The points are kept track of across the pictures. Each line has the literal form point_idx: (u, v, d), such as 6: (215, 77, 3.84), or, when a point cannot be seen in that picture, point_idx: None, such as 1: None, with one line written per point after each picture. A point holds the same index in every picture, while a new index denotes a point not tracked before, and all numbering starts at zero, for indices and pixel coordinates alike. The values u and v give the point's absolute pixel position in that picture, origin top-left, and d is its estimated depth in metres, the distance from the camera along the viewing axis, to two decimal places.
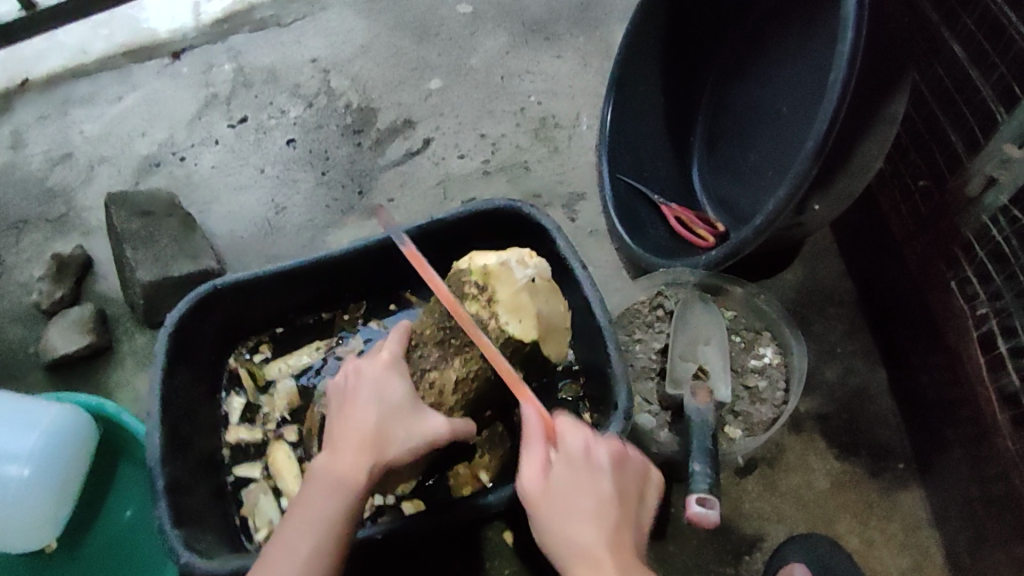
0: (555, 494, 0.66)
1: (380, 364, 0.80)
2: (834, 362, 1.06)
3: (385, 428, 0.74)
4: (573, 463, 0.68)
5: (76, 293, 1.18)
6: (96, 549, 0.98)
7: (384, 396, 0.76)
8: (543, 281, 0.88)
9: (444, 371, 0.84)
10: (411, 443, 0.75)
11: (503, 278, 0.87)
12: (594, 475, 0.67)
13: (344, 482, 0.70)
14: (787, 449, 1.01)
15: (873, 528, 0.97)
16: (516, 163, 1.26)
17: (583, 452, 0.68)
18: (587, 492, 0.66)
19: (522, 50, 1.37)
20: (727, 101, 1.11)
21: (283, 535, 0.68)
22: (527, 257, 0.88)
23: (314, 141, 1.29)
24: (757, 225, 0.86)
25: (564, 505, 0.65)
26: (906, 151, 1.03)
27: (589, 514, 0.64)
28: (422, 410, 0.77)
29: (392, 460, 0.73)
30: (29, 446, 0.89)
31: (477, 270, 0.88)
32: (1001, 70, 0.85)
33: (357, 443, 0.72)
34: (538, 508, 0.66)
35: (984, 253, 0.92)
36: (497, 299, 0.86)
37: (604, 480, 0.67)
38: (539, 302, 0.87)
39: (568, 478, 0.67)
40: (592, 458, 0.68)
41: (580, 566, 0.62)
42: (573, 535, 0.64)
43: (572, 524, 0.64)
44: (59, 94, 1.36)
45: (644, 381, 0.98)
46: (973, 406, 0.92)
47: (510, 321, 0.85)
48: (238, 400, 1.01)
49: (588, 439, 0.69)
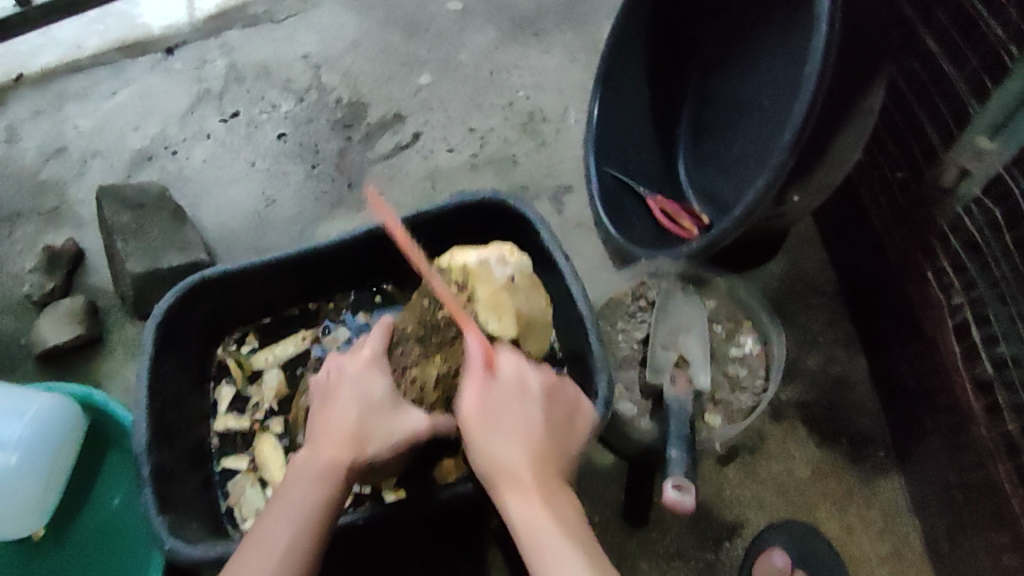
0: (487, 413, 0.67)
1: (362, 361, 0.81)
2: (815, 351, 1.08)
3: (367, 424, 0.75)
4: (506, 389, 0.69)
5: (68, 284, 1.19)
6: (81, 537, 0.99)
7: (365, 393, 0.78)
8: (523, 279, 0.89)
9: (425, 368, 0.86)
10: (392, 439, 0.75)
11: (483, 276, 0.88)
12: (525, 399, 0.68)
13: (325, 477, 0.70)
14: (769, 437, 1.02)
15: (852, 514, 0.98)
16: (504, 156, 1.27)
17: (517, 380, 0.70)
18: (518, 413, 0.67)
19: (511, 45, 1.38)
20: (711, 94, 1.12)
21: (261, 529, 0.68)
22: (507, 255, 0.90)
23: (304, 135, 1.31)
24: (735, 217, 0.87)
25: (493, 423, 0.67)
26: (884, 142, 1.03)
27: (513, 430, 0.66)
28: (403, 408, 0.78)
29: (373, 455, 0.74)
30: (17, 434, 0.90)
31: (457, 268, 0.89)
32: (973, 64, 0.87)
33: (339, 439, 0.73)
34: (470, 426, 0.67)
35: (960, 244, 0.91)
36: (476, 298, 0.87)
37: (534, 404, 0.68)
38: (518, 299, 0.88)
39: (501, 400, 0.68)
40: (524, 386, 0.70)
41: (501, 477, 0.64)
42: (501, 448, 0.65)
43: (496, 439, 0.65)
44: (54, 89, 1.37)
45: (627, 369, 1.00)
46: (950, 395, 0.93)
47: (489, 319, 0.86)
48: (227, 389, 1.02)
49: (521, 369, 0.71)
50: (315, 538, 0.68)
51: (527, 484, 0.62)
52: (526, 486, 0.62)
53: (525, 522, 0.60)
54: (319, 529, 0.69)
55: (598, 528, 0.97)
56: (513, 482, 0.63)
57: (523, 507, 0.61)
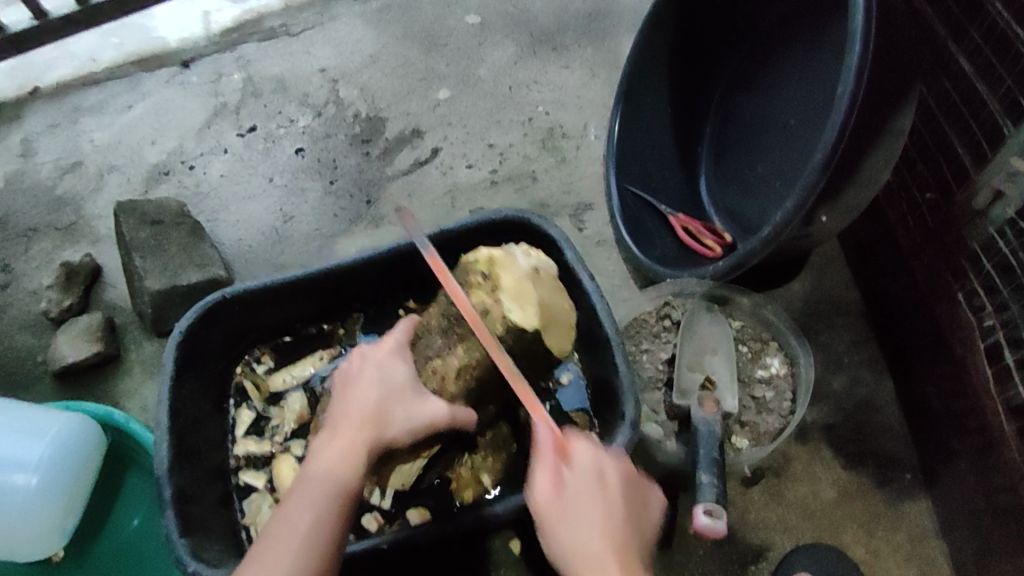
0: (568, 508, 0.65)
1: (384, 349, 0.81)
2: (841, 371, 1.07)
3: (386, 406, 0.75)
4: (585, 478, 0.67)
5: (84, 301, 1.18)
6: (102, 557, 0.99)
7: (387, 377, 0.78)
8: (546, 274, 0.89)
9: (447, 358, 0.84)
10: (411, 422, 0.75)
11: (507, 265, 0.87)
12: (605, 490, 0.66)
13: (344, 457, 0.71)
14: (794, 459, 1.01)
15: (878, 538, 0.97)
16: (523, 173, 1.27)
17: (594, 468, 0.67)
18: (601, 506, 0.65)
19: (530, 61, 1.37)
20: (735, 111, 1.12)
21: (285, 511, 0.68)
22: (532, 251, 0.90)
23: (322, 150, 1.30)
24: (763, 237, 0.86)
25: (575, 517, 0.65)
26: (913, 163, 1.03)
27: (595, 523, 0.64)
28: (423, 393, 0.78)
29: (392, 438, 0.74)
30: (37, 455, 0.89)
31: (481, 259, 0.88)
32: (1008, 84, 0.86)
33: (358, 421, 0.73)
34: (549, 520, 0.66)
35: (991, 265, 0.91)
36: (500, 286, 0.86)
37: (615, 494, 0.67)
38: (541, 289, 0.87)
39: (581, 493, 0.66)
40: (603, 476, 0.67)
41: None
42: (586, 547, 0.63)
43: (581, 537, 0.64)
44: (70, 102, 1.37)
45: (652, 391, 0.99)
46: (980, 417, 0.92)
47: (511, 307, 0.84)
48: (247, 413, 1.01)
49: (598, 457, 0.69)
50: (339, 515, 0.68)
51: None
52: None
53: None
54: (337, 516, 0.68)
55: None
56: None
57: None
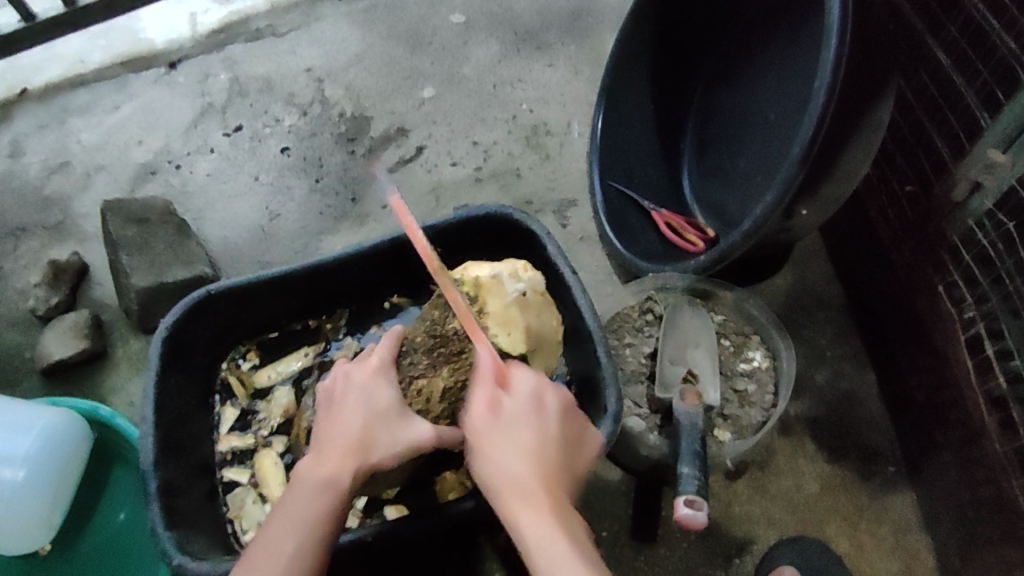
0: (501, 427, 0.66)
1: (368, 370, 0.81)
2: (824, 365, 1.07)
3: (370, 430, 0.74)
4: (522, 405, 0.68)
5: (71, 299, 1.18)
6: (88, 552, 0.99)
7: (371, 401, 0.77)
8: (535, 295, 0.89)
9: (432, 379, 0.85)
10: (396, 447, 0.74)
11: (494, 291, 0.88)
12: (542, 416, 0.68)
13: (328, 481, 0.70)
14: (777, 452, 1.02)
15: (862, 532, 0.97)
16: (508, 170, 1.27)
17: (533, 398, 0.69)
18: (534, 430, 0.66)
19: (514, 59, 1.38)
20: (716, 108, 1.12)
21: (268, 534, 0.68)
22: (520, 271, 0.90)
23: (308, 149, 1.30)
24: (745, 230, 0.87)
25: (505, 436, 0.65)
26: (893, 157, 1.04)
27: (525, 442, 0.65)
28: (409, 415, 0.77)
29: (376, 463, 0.73)
30: (23, 449, 0.89)
31: (468, 281, 0.89)
32: (985, 76, 0.87)
33: (343, 446, 0.72)
34: (480, 436, 0.66)
35: (970, 257, 0.92)
36: (486, 312, 0.87)
37: (550, 423, 0.68)
38: (529, 314, 0.88)
39: (515, 416, 0.67)
40: (540, 405, 0.69)
41: (513, 493, 0.62)
42: (512, 468, 0.63)
43: (509, 451, 0.64)
44: (58, 103, 1.37)
45: (634, 384, 0.99)
46: (962, 409, 0.93)
47: (499, 334, 0.86)
48: (231, 410, 1.01)
49: (538, 388, 0.70)
50: (322, 541, 0.68)
51: (539, 500, 0.62)
52: (534, 495, 0.62)
53: (541, 545, 0.59)
54: (321, 542, 0.68)
55: (606, 544, 0.96)
56: (527, 501, 0.61)
57: (540, 532, 0.60)
